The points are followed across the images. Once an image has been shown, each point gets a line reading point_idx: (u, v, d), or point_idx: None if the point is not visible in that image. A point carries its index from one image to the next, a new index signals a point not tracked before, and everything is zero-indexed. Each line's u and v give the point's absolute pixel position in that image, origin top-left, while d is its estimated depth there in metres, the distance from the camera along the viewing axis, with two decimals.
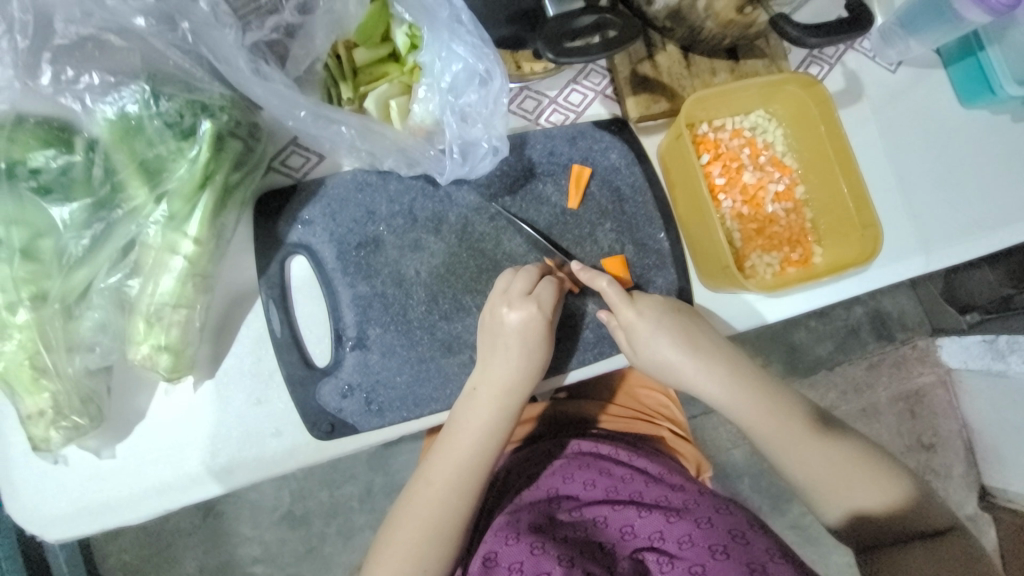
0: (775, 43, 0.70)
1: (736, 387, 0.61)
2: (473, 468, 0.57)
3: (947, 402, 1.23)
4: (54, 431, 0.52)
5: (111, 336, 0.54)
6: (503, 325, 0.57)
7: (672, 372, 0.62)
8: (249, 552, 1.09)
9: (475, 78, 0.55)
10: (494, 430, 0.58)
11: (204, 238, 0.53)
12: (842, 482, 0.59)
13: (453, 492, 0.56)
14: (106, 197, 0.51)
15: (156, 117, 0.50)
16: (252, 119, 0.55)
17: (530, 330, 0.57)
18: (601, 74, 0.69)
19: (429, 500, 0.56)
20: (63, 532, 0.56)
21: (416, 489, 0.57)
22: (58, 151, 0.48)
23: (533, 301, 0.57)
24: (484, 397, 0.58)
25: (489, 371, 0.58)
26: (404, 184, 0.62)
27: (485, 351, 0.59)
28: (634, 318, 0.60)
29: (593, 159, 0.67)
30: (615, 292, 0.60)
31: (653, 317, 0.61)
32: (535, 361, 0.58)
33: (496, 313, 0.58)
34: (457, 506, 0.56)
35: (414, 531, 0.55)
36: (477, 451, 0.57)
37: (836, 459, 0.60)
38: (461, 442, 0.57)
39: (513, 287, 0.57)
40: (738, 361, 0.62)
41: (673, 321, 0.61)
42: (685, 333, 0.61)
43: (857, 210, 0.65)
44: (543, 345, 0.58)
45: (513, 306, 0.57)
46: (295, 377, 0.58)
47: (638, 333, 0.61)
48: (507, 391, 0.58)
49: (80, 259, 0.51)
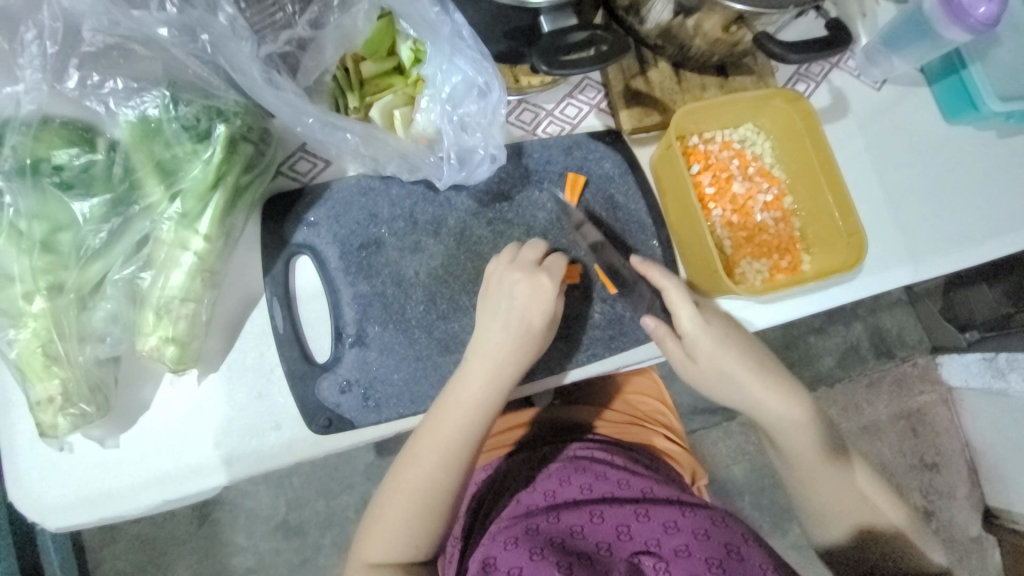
0: (762, 61, 0.74)
1: (785, 403, 0.65)
2: (462, 444, 0.58)
3: (948, 421, 1.23)
4: (62, 418, 0.54)
5: (121, 328, 0.56)
6: (502, 298, 0.59)
7: (730, 384, 0.64)
8: (243, 561, 1.09)
9: (474, 89, 0.58)
10: (486, 405, 0.58)
11: (213, 236, 0.56)
12: (851, 507, 0.64)
13: (443, 465, 0.57)
14: (124, 194, 0.54)
15: (174, 120, 0.53)
16: (263, 125, 0.58)
17: (530, 303, 0.59)
18: (596, 88, 0.73)
19: (420, 474, 0.57)
20: (63, 520, 0.57)
21: (407, 460, 0.58)
22: (81, 150, 0.51)
23: (537, 272, 0.60)
24: (477, 372, 0.59)
25: (483, 347, 0.59)
26: (406, 188, 0.65)
27: (483, 322, 0.60)
28: (700, 329, 0.62)
29: (587, 167, 0.69)
30: (679, 293, 0.62)
31: (718, 328, 0.63)
32: (539, 333, 0.60)
33: (499, 284, 0.60)
34: (446, 480, 0.57)
35: (405, 493, 0.57)
36: (468, 427, 0.58)
37: (849, 485, 0.65)
38: (457, 410, 0.58)
39: (518, 256, 0.61)
40: (791, 383, 0.66)
41: (736, 334, 0.64)
42: (746, 345, 0.65)
43: (842, 219, 0.68)
44: (544, 322, 0.60)
45: (515, 279, 0.59)
46: (296, 372, 0.60)
47: (702, 346, 0.63)
48: (505, 365, 0.59)
49: (96, 251, 0.54)
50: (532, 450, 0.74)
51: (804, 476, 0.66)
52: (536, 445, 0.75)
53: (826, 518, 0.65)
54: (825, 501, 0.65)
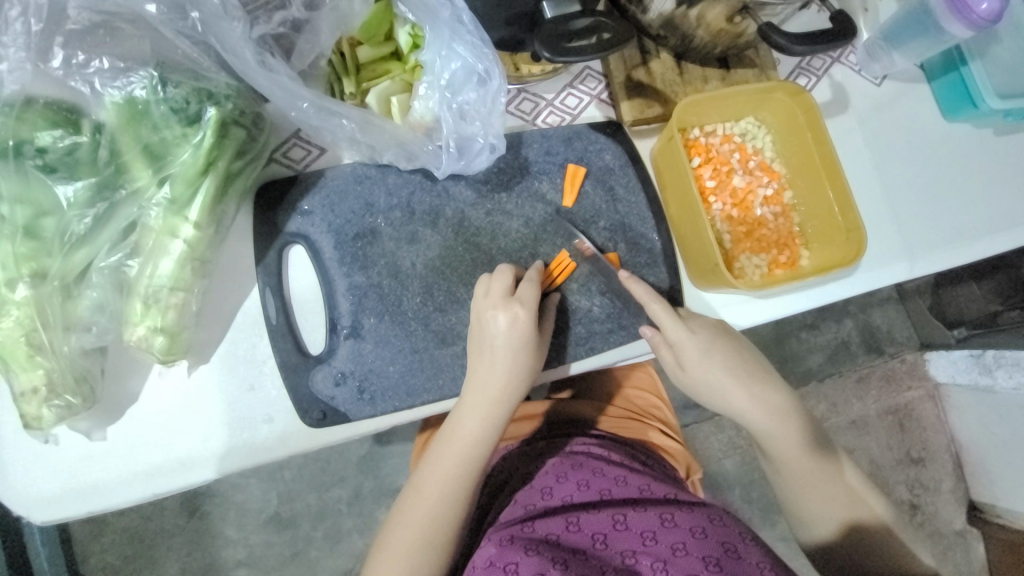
0: (765, 54, 0.73)
1: (773, 399, 0.64)
2: (462, 476, 0.58)
3: (935, 416, 1.24)
4: (46, 409, 0.52)
5: (108, 317, 0.55)
6: (492, 332, 0.58)
7: (715, 387, 0.64)
8: (234, 554, 1.08)
9: (473, 77, 0.57)
10: (482, 438, 0.59)
11: (204, 223, 0.54)
12: (833, 501, 0.64)
13: (445, 498, 0.57)
14: (110, 178, 0.52)
15: (163, 102, 0.51)
16: (256, 110, 0.56)
17: (516, 333, 0.58)
18: (597, 79, 0.72)
19: (422, 508, 0.57)
20: (48, 514, 0.56)
21: (409, 496, 0.58)
22: (65, 131, 0.49)
23: (518, 304, 0.58)
24: (470, 405, 0.59)
25: (478, 380, 0.59)
26: (402, 177, 0.63)
27: (475, 357, 0.59)
28: (689, 337, 0.62)
29: (588, 159, 0.68)
30: (665, 310, 0.62)
31: (703, 337, 0.63)
32: (525, 364, 0.59)
33: (486, 319, 0.59)
34: (448, 514, 0.57)
35: (409, 534, 0.56)
36: (464, 459, 0.58)
37: (831, 479, 0.64)
38: (453, 445, 0.58)
39: (493, 291, 0.59)
40: (775, 381, 0.65)
41: (723, 343, 0.64)
42: (733, 353, 0.64)
43: (842, 215, 0.68)
44: (530, 350, 0.59)
45: (498, 310, 0.58)
46: (289, 364, 0.58)
47: (688, 352, 0.62)
48: (496, 397, 0.59)
49: (81, 238, 0.52)
50: (530, 445, 0.74)
51: (787, 472, 0.65)
52: (532, 441, 0.75)
53: (811, 513, 0.64)
54: (813, 496, 0.64)
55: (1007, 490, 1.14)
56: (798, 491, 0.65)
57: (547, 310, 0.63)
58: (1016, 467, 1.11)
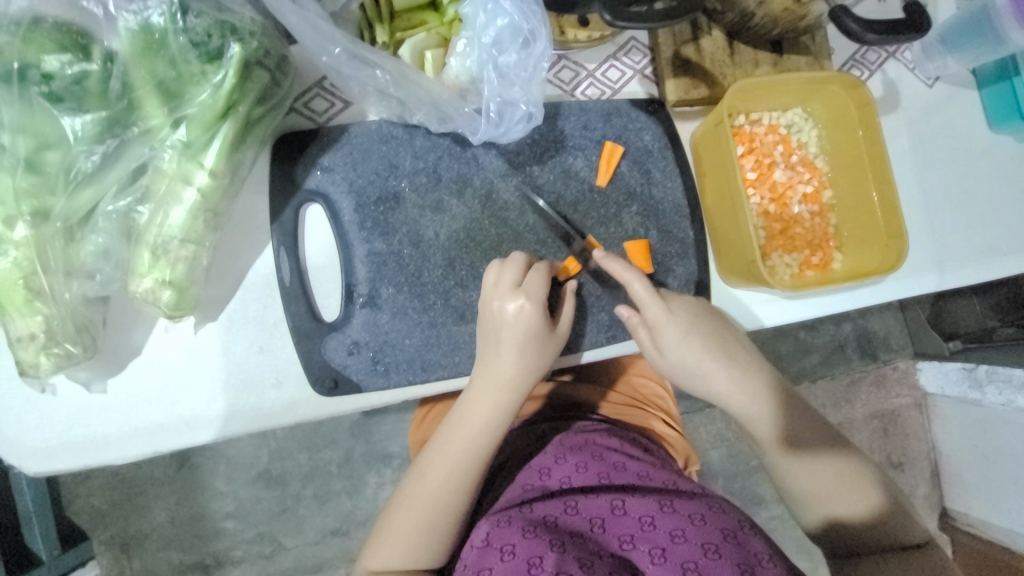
0: (820, 41, 0.69)
1: (751, 394, 0.63)
2: (465, 467, 0.56)
3: (920, 424, 1.25)
4: (44, 357, 0.49)
5: (113, 265, 0.51)
6: (500, 321, 0.56)
7: (694, 369, 0.62)
8: (222, 506, 1.08)
9: (519, 37, 0.53)
10: (490, 427, 0.57)
11: (220, 172, 0.50)
12: (835, 489, 0.60)
13: (448, 485, 0.56)
14: (121, 114, 0.47)
15: (181, 33, 0.46)
16: (281, 52, 0.51)
17: (524, 323, 0.56)
18: (642, 52, 0.67)
19: (423, 495, 0.56)
20: (44, 465, 0.54)
21: (411, 481, 0.57)
22: (74, 57, 0.44)
23: (524, 294, 0.55)
24: (478, 392, 0.57)
25: (486, 367, 0.57)
26: (430, 141, 0.59)
27: (483, 348, 0.57)
28: (664, 319, 0.60)
29: (626, 138, 0.65)
30: (645, 288, 0.59)
31: (683, 319, 0.61)
32: (534, 355, 0.57)
33: (497, 309, 0.56)
34: (450, 502, 0.56)
35: (410, 519, 0.55)
36: (470, 447, 0.56)
37: (829, 463, 0.61)
38: (459, 434, 0.57)
39: (503, 279, 0.56)
40: (757, 369, 0.64)
41: (700, 327, 0.61)
42: (714, 337, 0.62)
43: (884, 220, 0.65)
44: (537, 341, 0.57)
45: (506, 298, 0.55)
46: (301, 328, 0.56)
47: (667, 336, 0.60)
48: (505, 389, 0.57)
49: (88, 176, 0.48)
50: (532, 427, 0.74)
51: (779, 460, 0.62)
52: (535, 423, 0.74)
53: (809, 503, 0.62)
54: (817, 493, 0.61)
55: (982, 501, 1.15)
56: (796, 481, 0.62)
57: (560, 299, 0.60)
58: (995, 479, 1.12)
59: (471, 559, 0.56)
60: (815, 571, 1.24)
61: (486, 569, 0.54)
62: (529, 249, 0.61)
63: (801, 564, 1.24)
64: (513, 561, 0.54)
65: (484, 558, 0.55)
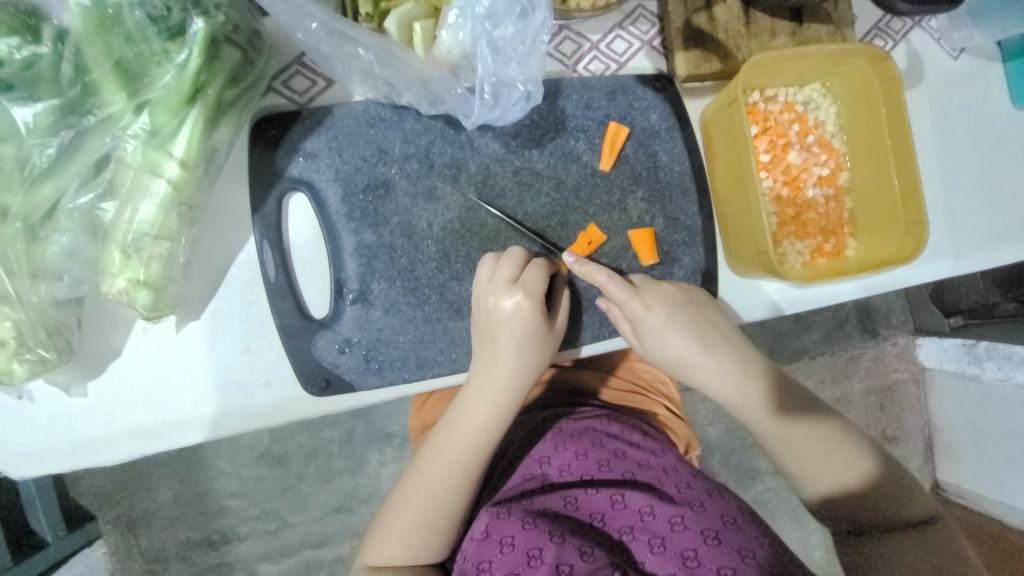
0: (844, 8, 0.63)
1: (734, 380, 0.60)
2: (464, 466, 0.55)
3: (916, 398, 1.25)
4: (17, 364, 0.47)
5: (82, 265, 0.48)
6: (495, 318, 0.54)
7: (677, 359, 0.60)
8: (225, 486, 1.08)
9: (516, 7, 0.48)
10: (489, 428, 0.55)
11: (192, 162, 0.46)
12: (827, 468, 0.58)
13: (446, 485, 0.54)
14: (76, 101, 0.43)
15: (138, 7, 0.41)
16: (252, 26, 0.47)
17: (522, 320, 0.53)
18: (650, 22, 0.62)
19: (422, 494, 0.55)
20: (29, 470, 0.52)
21: (410, 478, 0.56)
22: (22, 40, 0.40)
23: (521, 289, 0.53)
24: (476, 392, 0.55)
25: (483, 365, 0.55)
26: (422, 123, 0.55)
27: (479, 346, 0.55)
28: (644, 312, 0.57)
29: (631, 117, 0.60)
30: (619, 288, 0.57)
31: (661, 309, 0.58)
32: (532, 354, 0.55)
33: (494, 303, 0.53)
34: (450, 500, 0.55)
35: (409, 518, 0.54)
36: (468, 448, 0.55)
37: (821, 438, 0.59)
38: (456, 434, 0.55)
39: (498, 274, 0.53)
40: (742, 351, 0.61)
41: (684, 315, 0.59)
42: (695, 324, 0.59)
43: (905, 205, 0.61)
44: (535, 338, 0.55)
45: (502, 296, 0.53)
46: (288, 327, 0.53)
47: (648, 327, 0.58)
48: (504, 388, 0.55)
49: (46, 171, 0.44)
50: (531, 415, 0.73)
51: (771, 442, 0.60)
52: (535, 411, 0.74)
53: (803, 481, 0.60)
54: (818, 472, 0.58)
55: (974, 475, 1.16)
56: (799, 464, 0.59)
57: (557, 292, 0.58)
58: (990, 453, 1.12)
59: (471, 552, 0.55)
60: (807, 540, 1.26)
61: (486, 561, 0.54)
62: (526, 239, 0.57)
63: (794, 534, 1.25)
64: (513, 553, 0.54)
65: (483, 551, 0.55)
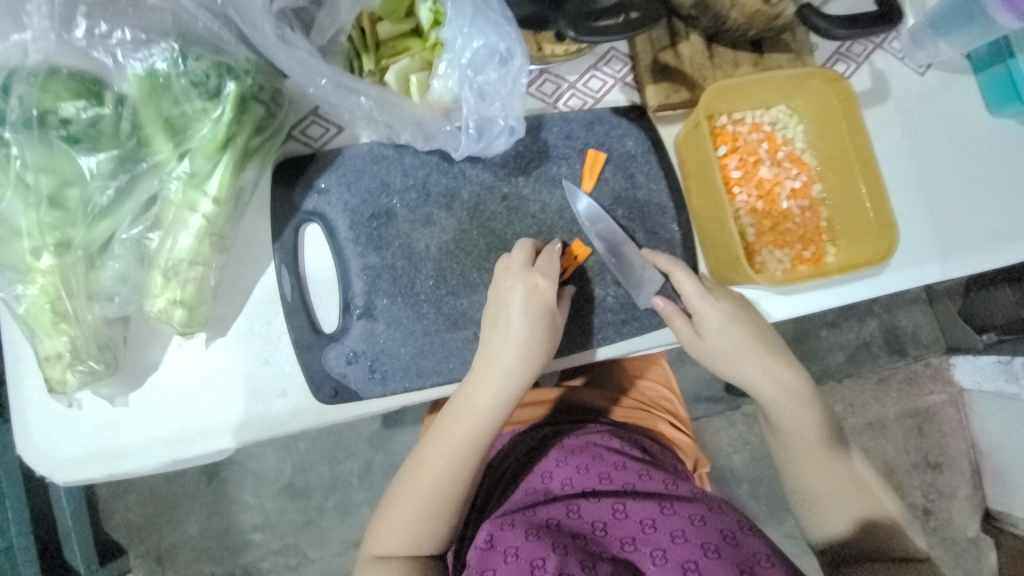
0: (802, 38, 0.69)
1: (787, 388, 0.62)
2: (478, 432, 0.58)
3: (957, 422, 1.21)
4: (70, 374, 0.54)
5: (130, 288, 0.56)
6: (508, 296, 0.58)
7: (738, 356, 0.61)
8: (249, 519, 1.12)
9: (495, 56, 0.56)
10: (500, 398, 0.58)
11: (223, 199, 0.55)
12: (839, 496, 0.61)
13: (458, 450, 0.58)
14: (131, 151, 0.52)
15: (183, 76, 0.51)
16: (275, 86, 0.56)
17: (533, 297, 0.58)
18: (622, 61, 0.70)
19: (436, 457, 0.58)
20: (72, 475, 0.58)
21: (425, 444, 0.59)
22: (88, 103, 0.49)
23: (536, 273, 0.58)
24: (485, 365, 0.58)
25: (495, 339, 0.58)
26: (419, 158, 0.63)
27: (487, 330, 0.59)
28: (705, 307, 0.61)
29: (609, 144, 0.67)
30: (685, 277, 0.60)
31: (727, 306, 0.61)
32: (540, 332, 0.59)
33: (510, 292, 0.58)
34: (461, 472, 0.58)
35: (421, 481, 0.58)
36: (481, 415, 0.58)
37: (843, 478, 0.61)
38: (470, 401, 0.58)
39: (515, 257, 0.59)
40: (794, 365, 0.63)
41: (744, 318, 0.62)
42: (755, 326, 0.62)
43: (873, 209, 0.65)
44: (545, 316, 0.59)
45: (516, 275, 0.58)
46: (302, 341, 0.59)
47: (708, 322, 0.61)
48: (517, 361, 0.58)
49: (104, 209, 0.53)
50: (536, 431, 0.75)
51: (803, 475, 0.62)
52: (539, 427, 0.76)
53: (813, 506, 0.62)
54: (836, 511, 0.60)
55: None
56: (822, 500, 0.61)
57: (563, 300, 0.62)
58: None
59: (476, 560, 0.57)
60: None
61: (490, 570, 0.55)
62: None
63: None
64: (516, 563, 0.55)
65: (488, 559, 0.56)
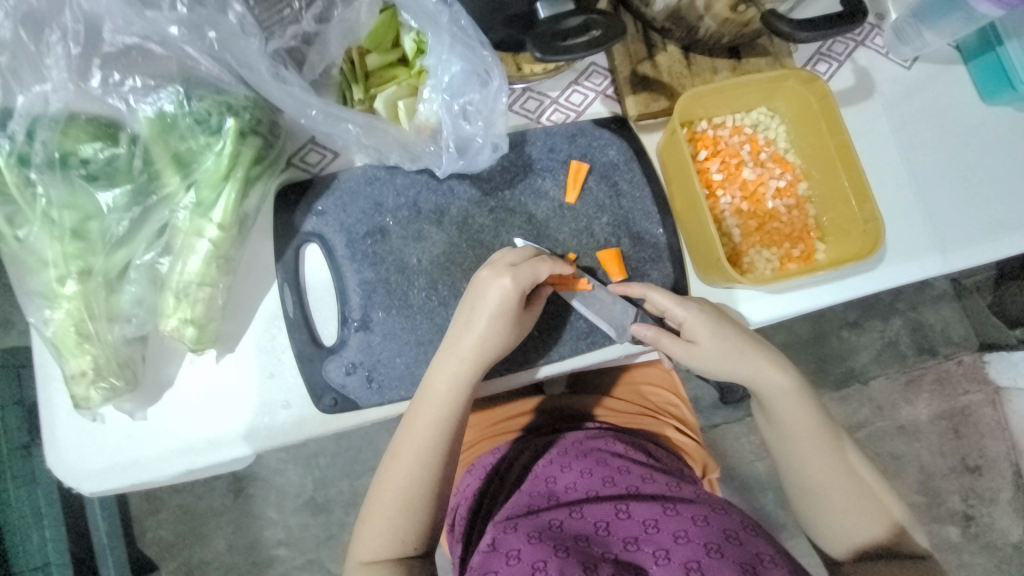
0: (779, 42, 0.71)
1: (785, 387, 0.61)
2: (444, 415, 0.59)
3: (995, 422, 1.16)
4: (94, 391, 0.59)
5: (145, 310, 0.61)
6: (477, 287, 0.59)
7: (729, 359, 0.61)
8: (274, 534, 1.16)
9: (474, 79, 0.59)
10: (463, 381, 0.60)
11: (228, 224, 0.59)
12: (843, 499, 0.60)
13: (429, 436, 0.59)
14: (143, 185, 0.57)
15: (188, 115, 0.56)
16: (273, 119, 0.60)
17: (496, 284, 0.58)
18: (603, 75, 0.72)
19: (410, 447, 0.59)
20: (98, 485, 0.62)
21: (400, 434, 0.60)
22: (104, 144, 0.55)
23: (511, 274, 0.58)
24: (450, 350, 0.60)
25: (462, 325, 0.59)
26: (409, 178, 0.66)
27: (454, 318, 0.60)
28: (689, 315, 0.61)
29: (591, 155, 0.69)
30: (665, 297, 0.62)
31: (712, 313, 0.62)
32: (503, 314, 0.59)
33: (476, 284, 0.59)
34: (432, 456, 0.59)
35: (399, 471, 0.59)
36: (447, 400, 0.59)
37: (848, 479, 0.60)
38: (436, 387, 0.60)
39: (503, 256, 0.60)
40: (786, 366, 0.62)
41: (730, 324, 0.62)
42: (742, 332, 0.62)
43: (858, 205, 0.65)
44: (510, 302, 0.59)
45: (488, 269, 0.59)
46: (304, 354, 0.63)
47: (697, 331, 0.61)
48: (480, 345, 0.59)
49: (120, 238, 0.58)
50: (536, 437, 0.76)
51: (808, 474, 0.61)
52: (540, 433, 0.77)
53: (815, 509, 0.61)
54: (842, 511, 0.60)
55: None
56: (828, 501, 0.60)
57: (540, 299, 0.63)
58: None
59: (478, 562, 0.58)
60: None
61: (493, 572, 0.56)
62: None
63: None
64: (519, 565, 0.56)
65: (491, 561, 0.57)
